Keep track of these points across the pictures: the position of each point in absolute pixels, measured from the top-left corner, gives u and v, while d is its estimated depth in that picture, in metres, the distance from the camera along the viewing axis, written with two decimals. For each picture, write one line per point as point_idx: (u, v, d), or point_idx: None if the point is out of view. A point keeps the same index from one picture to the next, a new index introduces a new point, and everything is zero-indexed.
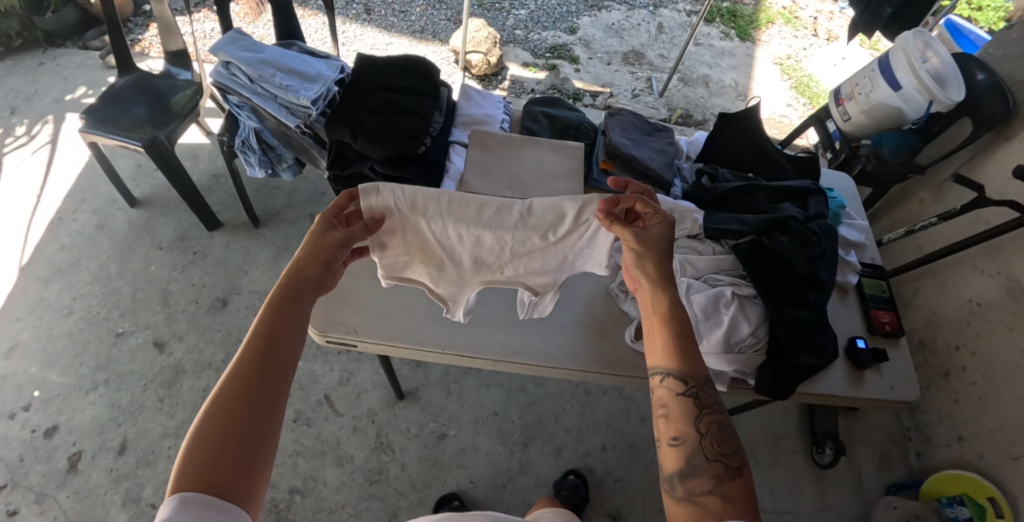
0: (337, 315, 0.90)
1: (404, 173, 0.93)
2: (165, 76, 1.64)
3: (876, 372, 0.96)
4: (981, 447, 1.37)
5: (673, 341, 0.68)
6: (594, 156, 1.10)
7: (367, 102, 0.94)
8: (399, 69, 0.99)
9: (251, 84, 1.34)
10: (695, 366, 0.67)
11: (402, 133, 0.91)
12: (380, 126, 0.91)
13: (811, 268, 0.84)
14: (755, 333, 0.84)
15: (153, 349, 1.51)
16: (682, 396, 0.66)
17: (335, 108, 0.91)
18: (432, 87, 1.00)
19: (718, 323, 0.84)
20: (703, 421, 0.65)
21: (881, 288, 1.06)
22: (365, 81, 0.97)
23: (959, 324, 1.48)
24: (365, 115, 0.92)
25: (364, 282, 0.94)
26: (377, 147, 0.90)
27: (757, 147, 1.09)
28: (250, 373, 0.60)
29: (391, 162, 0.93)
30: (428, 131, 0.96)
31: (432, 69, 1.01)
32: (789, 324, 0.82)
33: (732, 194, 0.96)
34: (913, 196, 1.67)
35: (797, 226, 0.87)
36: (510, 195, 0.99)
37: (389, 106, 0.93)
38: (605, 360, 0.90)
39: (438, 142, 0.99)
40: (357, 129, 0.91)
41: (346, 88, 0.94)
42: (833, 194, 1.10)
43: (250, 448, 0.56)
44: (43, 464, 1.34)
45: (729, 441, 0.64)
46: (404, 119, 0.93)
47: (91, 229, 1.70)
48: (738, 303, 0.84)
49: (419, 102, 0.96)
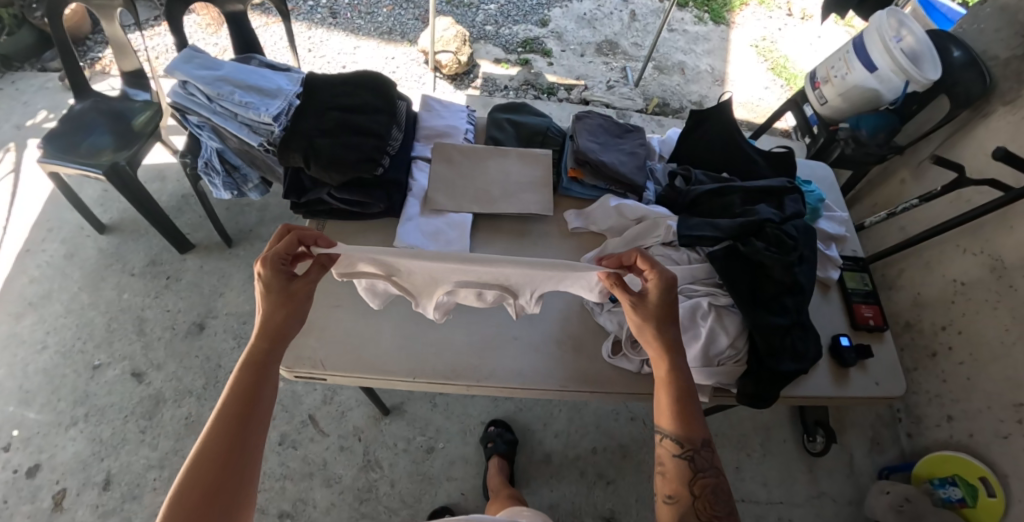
0: (302, 348, 0.87)
1: (363, 195, 0.89)
2: (122, 98, 1.59)
3: (860, 368, 0.94)
4: (970, 427, 1.37)
5: (676, 409, 0.73)
6: (563, 163, 1.08)
7: (319, 124, 0.90)
8: (351, 87, 0.96)
9: (208, 103, 1.29)
10: (693, 432, 0.72)
11: (357, 154, 0.87)
12: (334, 148, 0.86)
13: (789, 274, 0.81)
14: (734, 344, 0.82)
15: (132, 379, 1.48)
16: (677, 459, 0.72)
17: (286, 133, 0.86)
18: (388, 104, 0.96)
19: (695, 336, 0.82)
20: (696, 484, 0.71)
21: (864, 281, 1.04)
22: (316, 102, 0.93)
23: (944, 304, 1.47)
24: (317, 138, 0.88)
25: (329, 312, 0.91)
26: (333, 171, 0.86)
27: (730, 143, 1.06)
28: (226, 439, 0.64)
29: (349, 186, 0.89)
30: (385, 151, 0.92)
31: (388, 84, 0.97)
32: (767, 333, 0.80)
33: (705, 196, 0.93)
34: (894, 176, 1.65)
35: (772, 228, 0.84)
36: (477, 210, 0.98)
37: (342, 127, 0.89)
38: (582, 378, 0.88)
39: (396, 161, 0.95)
40: (310, 152, 0.86)
41: (297, 110, 0.89)
42: (810, 186, 1.08)
43: (224, 510, 0.62)
44: (27, 505, 1.31)
45: (722, 502, 0.70)
46: (359, 141, 0.89)
47: (61, 259, 1.65)
48: (716, 315, 0.81)
49: (374, 121, 0.92)
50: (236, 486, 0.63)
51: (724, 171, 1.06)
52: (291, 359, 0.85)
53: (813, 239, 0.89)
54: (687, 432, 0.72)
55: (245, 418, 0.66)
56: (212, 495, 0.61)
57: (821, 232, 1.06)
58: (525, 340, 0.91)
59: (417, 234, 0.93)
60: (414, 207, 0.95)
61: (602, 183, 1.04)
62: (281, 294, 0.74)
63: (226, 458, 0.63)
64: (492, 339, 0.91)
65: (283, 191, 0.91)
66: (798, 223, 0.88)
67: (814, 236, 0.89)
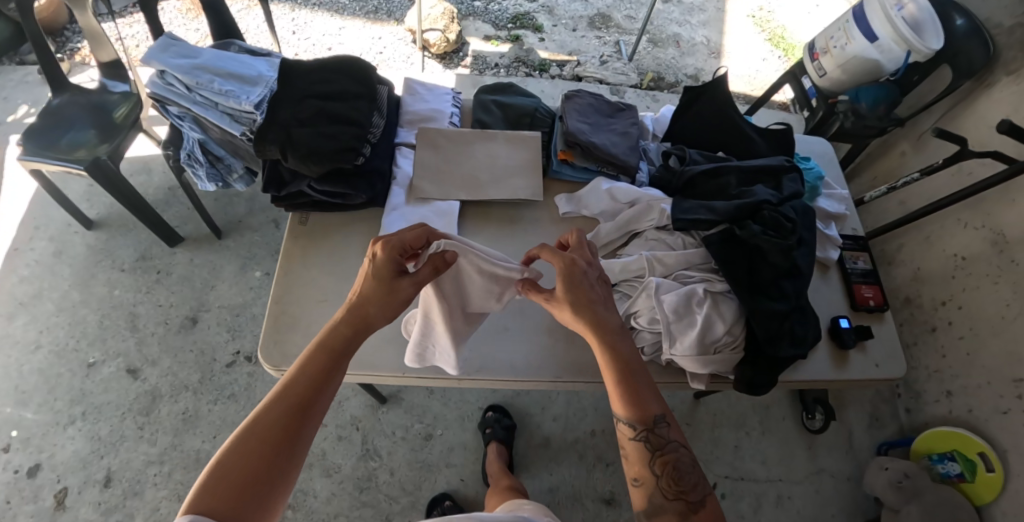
0: (288, 343, 0.82)
1: (344, 187, 0.85)
2: (99, 91, 1.53)
3: (860, 350, 0.92)
4: (969, 402, 1.36)
5: (620, 390, 0.72)
6: (553, 145, 1.04)
7: (295, 113, 0.85)
8: (328, 73, 0.91)
9: (188, 92, 1.25)
10: (644, 409, 0.71)
11: (336, 144, 0.83)
12: (311, 138, 0.82)
13: (786, 258, 0.78)
14: (731, 332, 0.78)
15: (127, 376, 1.47)
16: (636, 442, 0.71)
17: (261, 124, 0.82)
18: (368, 90, 0.92)
19: (691, 324, 0.78)
20: (658, 463, 0.71)
21: (865, 261, 1.01)
22: (292, 89, 0.88)
23: (944, 279, 1.45)
24: (294, 129, 0.84)
25: (312, 306, 0.85)
26: (311, 163, 0.82)
27: (726, 121, 1.02)
28: (287, 417, 0.64)
29: (329, 178, 0.85)
30: (367, 139, 0.88)
31: (367, 69, 0.94)
32: (766, 319, 0.76)
33: (701, 178, 0.90)
34: (894, 149, 1.62)
35: (769, 212, 0.81)
36: (463, 197, 0.96)
37: (320, 116, 0.85)
38: (576, 367, 0.87)
39: (379, 149, 0.91)
40: (287, 143, 0.82)
41: (272, 99, 0.85)
42: (809, 163, 1.05)
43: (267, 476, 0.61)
44: (30, 504, 1.32)
45: (687, 477, 0.70)
46: (338, 129, 0.85)
47: (50, 257, 1.62)
48: (712, 302, 0.77)
49: (354, 108, 0.89)
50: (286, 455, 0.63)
51: (720, 150, 1.03)
52: (277, 355, 0.81)
53: (813, 220, 0.86)
54: (637, 413, 0.71)
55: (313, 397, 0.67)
56: (260, 462, 0.61)
57: (820, 210, 1.03)
58: (518, 332, 0.89)
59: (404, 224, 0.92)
60: (398, 196, 0.93)
61: (593, 165, 1.01)
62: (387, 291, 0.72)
63: (281, 439, 0.63)
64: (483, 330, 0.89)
65: (262, 184, 0.87)
66: (796, 204, 0.85)
67: (812, 218, 0.86)
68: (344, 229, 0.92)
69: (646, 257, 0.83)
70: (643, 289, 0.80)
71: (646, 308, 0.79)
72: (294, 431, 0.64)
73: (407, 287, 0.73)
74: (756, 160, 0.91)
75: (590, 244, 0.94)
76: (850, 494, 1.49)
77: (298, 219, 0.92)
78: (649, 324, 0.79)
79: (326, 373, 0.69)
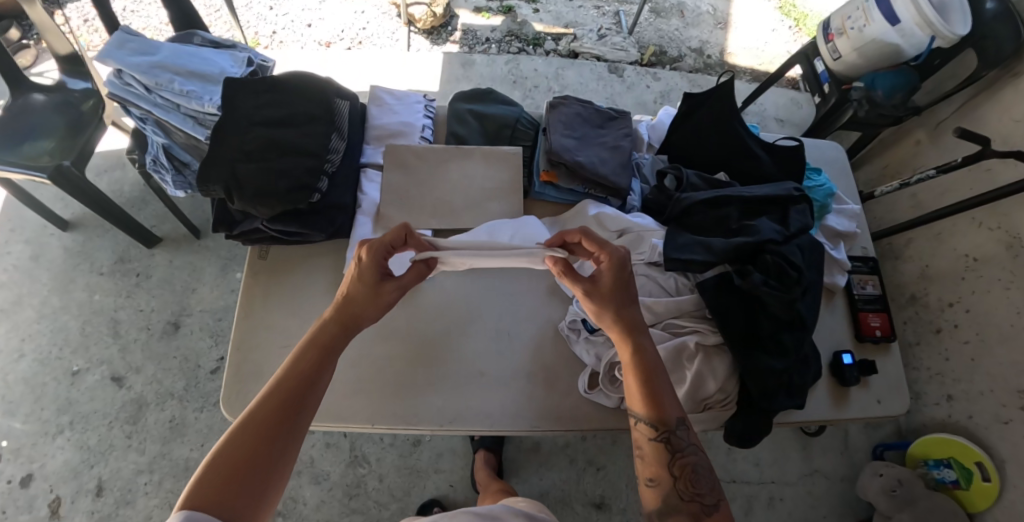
0: (251, 395, 0.78)
1: (303, 227, 0.81)
2: (58, 89, 1.43)
3: (862, 386, 0.88)
4: (970, 408, 1.32)
5: (641, 386, 0.67)
6: (535, 164, 0.95)
7: (241, 144, 0.78)
8: (276, 92, 0.83)
9: (148, 94, 1.16)
10: (666, 410, 0.67)
11: (287, 182, 0.77)
12: (260, 177, 0.76)
13: (789, 309, 0.71)
14: (723, 389, 0.72)
15: (113, 384, 1.45)
16: (654, 442, 0.66)
17: (203, 162, 0.75)
18: (324, 111, 0.84)
19: (681, 378, 0.74)
20: (677, 465, 0.66)
21: (873, 286, 0.95)
22: (236, 113, 0.80)
23: (952, 279, 1.38)
24: (241, 165, 0.77)
25: (275, 353, 0.81)
26: (261, 204, 0.76)
27: (727, 135, 0.93)
28: (278, 412, 0.61)
29: (281, 216, 0.79)
30: (323, 171, 0.82)
31: (322, 86, 0.86)
32: (761, 377, 0.70)
33: (700, 207, 0.80)
34: (908, 137, 1.51)
35: (772, 256, 0.73)
36: (437, 225, 0.89)
37: (269, 148, 0.78)
38: (556, 416, 0.83)
39: (338, 178, 0.85)
40: (233, 182, 0.75)
41: (214, 130, 0.77)
42: (817, 177, 0.96)
43: (261, 470, 0.58)
44: (25, 514, 1.33)
45: (704, 480, 0.65)
46: (288, 163, 0.78)
47: (27, 261, 1.57)
48: (704, 357, 0.72)
49: (307, 136, 0.81)
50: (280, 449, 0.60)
51: (721, 170, 0.94)
52: (239, 408, 0.78)
53: (819, 258, 0.79)
54: (661, 413, 0.66)
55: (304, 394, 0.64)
56: (251, 455, 0.58)
57: (827, 229, 0.95)
58: (497, 376, 0.85)
59: None
60: (365, 226, 0.86)
61: (581, 186, 0.93)
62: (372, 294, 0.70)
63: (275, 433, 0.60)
64: (459, 375, 0.84)
65: (212, 224, 0.82)
66: (802, 240, 0.77)
67: (821, 255, 0.79)
68: (307, 262, 0.87)
69: None
70: None
71: None
72: (282, 430, 0.60)
73: (392, 291, 0.71)
74: (760, 186, 0.82)
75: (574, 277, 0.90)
76: (842, 495, 1.47)
77: (258, 252, 0.87)
78: None
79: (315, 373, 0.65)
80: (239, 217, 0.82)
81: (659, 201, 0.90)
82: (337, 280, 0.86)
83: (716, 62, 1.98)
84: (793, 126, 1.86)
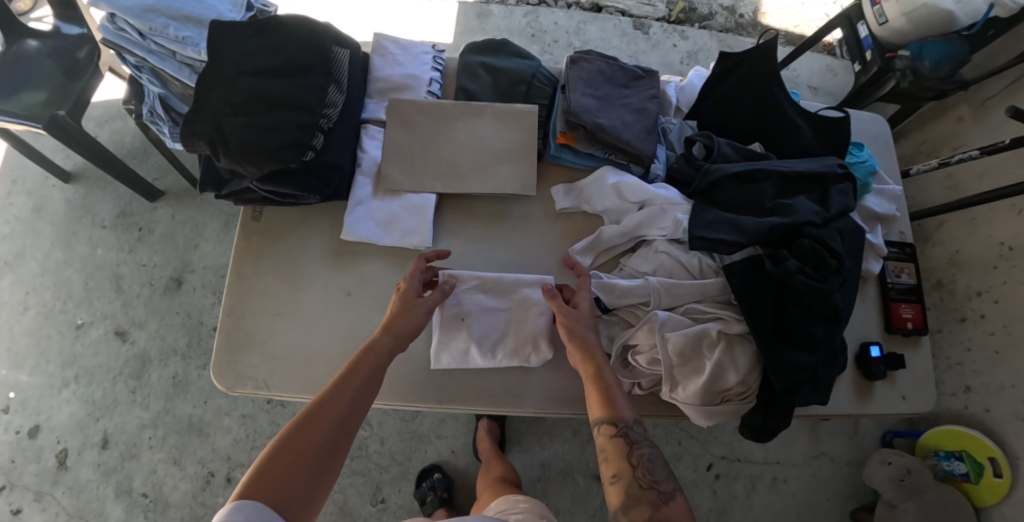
0: (243, 365, 0.75)
1: (293, 188, 0.74)
2: (52, 35, 1.35)
3: (888, 381, 0.84)
4: (987, 402, 1.27)
5: (594, 388, 0.68)
6: (551, 125, 0.86)
7: (228, 96, 0.71)
8: (267, 38, 0.75)
9: (142, 40, 1.09)
10: (619, 408, 0.66)
11: (276, 139, 0.70)
12: (246, 133, 0.69)
13: (824, 300, 0.65)
14: (744, 382, 0.67)
15: (116, 338, 1.44)
16: (614, 440, 0.65)
17: (185, 115, 0.68)
18: (321, 59, 0.76)
19: (697, 369, 0.68)
20: (634, 456, 0.64)
21: (908, 274, 0.89)
22: (223, 61, 0.73)
23: (983, 267, 1.30)
24: (226, 119, 0.70)
25: (268, 322, 0.77)
26: (247, 163, 0.69)
27: (765, 105, 0.85)
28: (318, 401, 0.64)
29: (272, 177, 0.73)
30: (318, 127, 0.74)
31: (317, 29, 0.77)
32: (788, 370, 0.65)
33: (731, 182, 0.74)
34: (951, 112, 1.40)
35: (809, 242, 0.68)
36: (442, 190, 0.82)
37: (257, 100, 0.71)
38: (565, 400, 0.79)
39: (334, 136, 0.77)
40: (218, 138, 0.69)
41: (198, 80, 0.70)
42: (859, 153, 0.89)
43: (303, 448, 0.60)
44: (34, 464, 1.35)
45: (660, 472, 0.63)
46: (279, 118, 0.71)
47: (29, 213, 1.53)
48: (725, 346, 0.66)
49: (301, 88, 0.73)
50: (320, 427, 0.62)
51: (755, 141, 0.86)
52: (232, 378, 0.75)
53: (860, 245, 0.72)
54: (616, 409, 0.66)
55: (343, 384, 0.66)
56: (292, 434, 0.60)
57: (864, 210, 0.89)
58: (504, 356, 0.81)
59: (368, 223, 0.79)
60: (364, 188, 0.80)
61: (600, 151, 0.85)
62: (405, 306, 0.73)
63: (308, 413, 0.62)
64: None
65: (198, 183, 0.76)
66: (842, 223, 0.71)
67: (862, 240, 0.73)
68: (304, 224, 0.82)
69: (651, 283, 0.71)
70: (646, 322, 0.69)
71: (646, 344, 0.69)
72: (339, 430, 0.62)
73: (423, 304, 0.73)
74: (801, 162, 0.75)
75: (588, 250, 0.81)
76: (847, 479, 1.46)
77: (250, 213, 0.81)
78: (648, 363, 0.69)
79: (367, 380, 0.67)
80: (227, 176, 0.76)
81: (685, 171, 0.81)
82: (335, 246, 0.81)
83: (749, 22, 1.84)
84: (827, 95, 1.75)
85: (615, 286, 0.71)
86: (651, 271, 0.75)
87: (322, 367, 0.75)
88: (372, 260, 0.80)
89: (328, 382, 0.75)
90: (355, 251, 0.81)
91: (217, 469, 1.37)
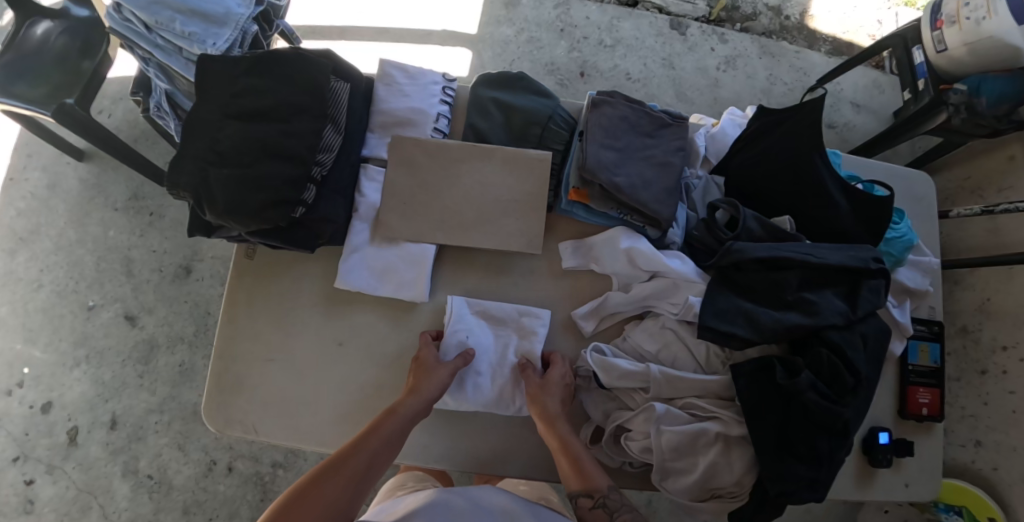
0: (232, 408, 0.80)
1: (281, 242, 0.76)
2: (61, 15, 1.30)
3: (893, 468, 0.85)
4: (997, 459, 1.16)
5: (564, 460, 0.71)
6: (564, 177, 0.82)
7: (214, 143, 0.73)
8: (258, 76, 0.74)
9: (148, 33, 0.98)
10: (594, 477, 0.70)
11: (262, 196, 0.71)
12: (232, 188, 0.71)
13: (830, 416, 0.68)
14: (738, 482, 0.71)
15: (126, 322, 1.47)
16: (595, 511, 0.69)
17: (170, 163, 0.72)
18: (315, 101, 0.75)
19: (694, 464, 0.71)
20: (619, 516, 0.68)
21: (931, 359, 0.88)
22: (211, 105, 0.74)
23: (1015, 319, 1.15)
24: (212, 170, 0.72)
25: (257, 366, 0.81)
26: (231, 216, 0.71)
27: (801, 176, 0.81)
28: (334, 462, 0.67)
29: (261, 231, 0.74)
30: (310, 178, 0.75)
31: (312, 65, 0.76)
32: (783, 481, 0.68)
33: (753, 265, 0.73)
34: (1001, 150, 1.29)
35: (827, 354, 0.70)
36: (443, 239, 0.81)
37: (243, 150, 0.72)
38: (546, 466, 0.81)
39: (328, 184, 0.79)
40: (202, 190, 0.72)
41: (185, 127, 0.73)
42: (899, 224, 0.85)
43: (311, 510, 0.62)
44: (46, 438, 1.40)
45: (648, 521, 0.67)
46: (267, 169, 0.72)
47: (45, 190, 1.53)
48: (722, 448, 0.71)
49: (290, 136, 0.73)
50: (331, 490, 0.65)
51: (787, 214, 0.83)
52: (221, 418, 0.80)
53: (882, 345, 0.74)
54: (589, 479, 0.70)
55: (360, 447, 0.69)
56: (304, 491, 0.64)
57: (895, 284, 0.85)
58: (485, 422, 0.82)
59: (362, 272, 0.81)
60: (361, 234, 0.81)
61: (615, 211, 0.81)
62: (424, 369, 0.76)
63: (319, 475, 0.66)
64: (448, 418, 0.82)
65: (188, 227, 0.81)
66: (868, 326, 0.73)
67: (886, 342, 0.75)
68: (296, 268, 0.84)
69: (652, 372, 0.74)
70: (643, 411, 0.73)
71: (641, 433, 0.73)
72: (346, 497, 0.65)
73: (443, 370, 0.76)
74: (831, 250, 0.75)
75: (591, 314, 0.82)
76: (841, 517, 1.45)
77: (245, 252, 0.84)
78: (640, 451, 0.73)
79: (383, 443, 0.70)
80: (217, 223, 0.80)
81: (709, 242, 0.80)
82: (329, 290, 0.84)
83: (794, 25, 1.70)
84: (870, 113, 1.63)
85: (612, 367, 0.75)
86: (656, 350, 0.78)
87: (307, 419, 0.80)
88: (363, 307, 0.83)
89: (315, 434, 0.79)
90: (345, 300, 0.83)
91: (220, 458, 1.41)
